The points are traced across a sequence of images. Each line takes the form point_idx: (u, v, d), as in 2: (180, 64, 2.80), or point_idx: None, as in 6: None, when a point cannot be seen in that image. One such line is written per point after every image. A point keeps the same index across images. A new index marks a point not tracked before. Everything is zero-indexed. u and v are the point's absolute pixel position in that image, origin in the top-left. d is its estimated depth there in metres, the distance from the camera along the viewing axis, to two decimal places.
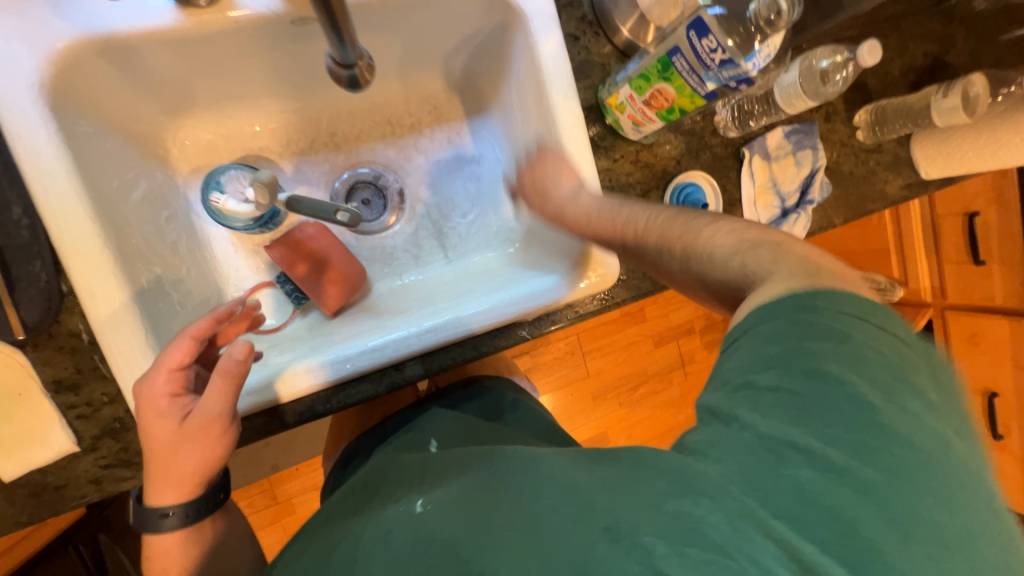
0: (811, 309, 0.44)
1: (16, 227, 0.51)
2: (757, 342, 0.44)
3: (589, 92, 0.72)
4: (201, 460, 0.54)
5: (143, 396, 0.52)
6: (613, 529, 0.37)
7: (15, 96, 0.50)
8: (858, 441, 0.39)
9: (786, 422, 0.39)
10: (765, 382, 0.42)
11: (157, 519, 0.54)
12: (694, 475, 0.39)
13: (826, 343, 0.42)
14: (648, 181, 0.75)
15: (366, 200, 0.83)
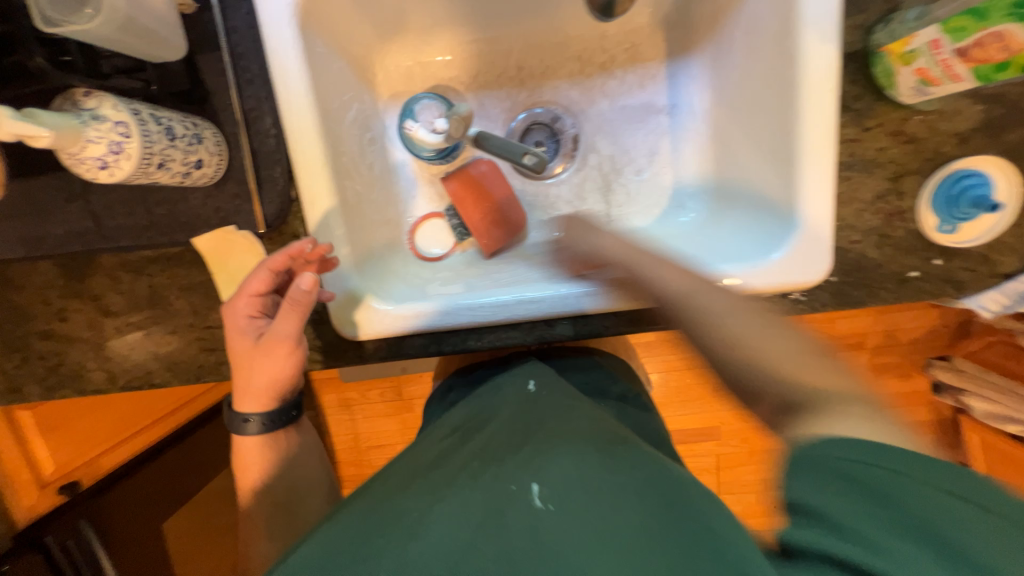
0: (911, 454, 0.36)
1: (266, 136, 0.59)
2: (851, 484, 0.35)
3: (857, 33, 0.54)
4: (275, 378, 0.60)
5: (228, 315, 0.58)
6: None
7: (277, 13, 0.55)
8: None
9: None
10: (842, 519, 0.35)
11: (242, 424, 0.62)
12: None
13: (940, 500, 0.35)
14: (908, 162, 0.57)
15: (539, 143, 0.79)
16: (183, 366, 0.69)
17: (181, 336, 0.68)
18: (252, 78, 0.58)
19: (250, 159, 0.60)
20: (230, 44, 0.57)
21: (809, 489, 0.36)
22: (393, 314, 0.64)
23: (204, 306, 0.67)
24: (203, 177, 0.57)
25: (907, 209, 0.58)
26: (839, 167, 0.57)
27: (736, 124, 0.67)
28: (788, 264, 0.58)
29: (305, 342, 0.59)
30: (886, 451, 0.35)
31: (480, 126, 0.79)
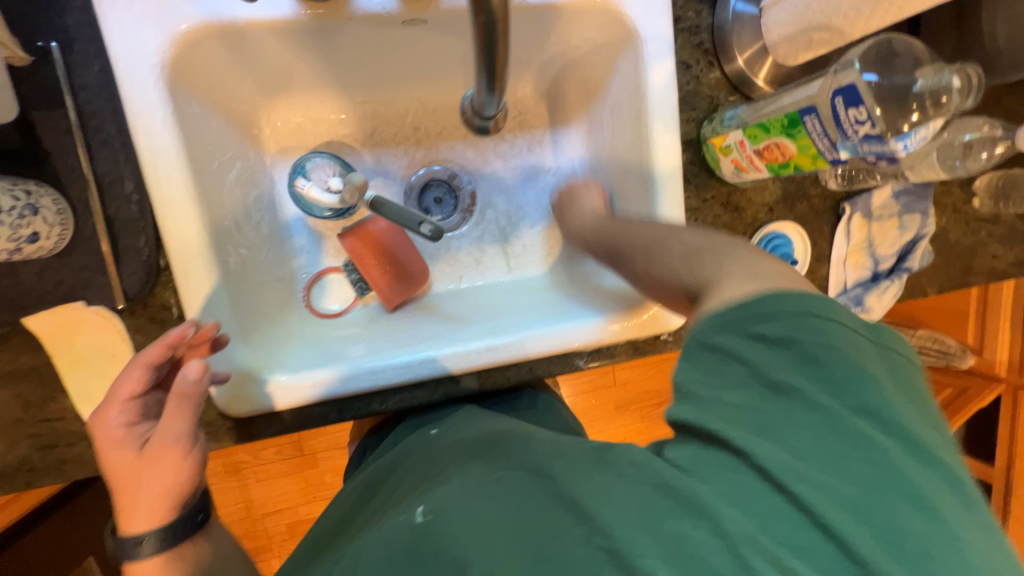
0: (800, 304, 0.37)
1: (125, 201, 0.53)
2: (739, 363, 0.37)
3: (691, 125, 0.68)
4: (168, 486, 0.51)
5: (98, 429, 0.50)
6: (615, 551, 0.33)
7: (139, 74, 0.51)
8: (840, 467, 0.33)
9: (820, 476, 0.32)
10: (733, 399, 0.36)
11: (133, 547, 0.51)
12: (691, 497, 0.33)
13: (827, 368, 0.35)
14: (736, 226, 0.71)
15: (437, 198, 0.82)
16: (7, 472, 0.56)
17: (5, 434, 0.56)
18: (105, 139, 0.52)
19: (104, 227, 0.53)
20: (78, 102, 0.51)
21: (697, 369, 0.38)
22: (287, 386, 0.61)
23: (39, 396, 0.56)
24: (38, 250, 0.49)
25: None
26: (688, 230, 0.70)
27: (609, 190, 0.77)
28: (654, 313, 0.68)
29: (201, 440, 0.53)
30: (764, 303, 0.38)
31: (377, 182, 0.80)
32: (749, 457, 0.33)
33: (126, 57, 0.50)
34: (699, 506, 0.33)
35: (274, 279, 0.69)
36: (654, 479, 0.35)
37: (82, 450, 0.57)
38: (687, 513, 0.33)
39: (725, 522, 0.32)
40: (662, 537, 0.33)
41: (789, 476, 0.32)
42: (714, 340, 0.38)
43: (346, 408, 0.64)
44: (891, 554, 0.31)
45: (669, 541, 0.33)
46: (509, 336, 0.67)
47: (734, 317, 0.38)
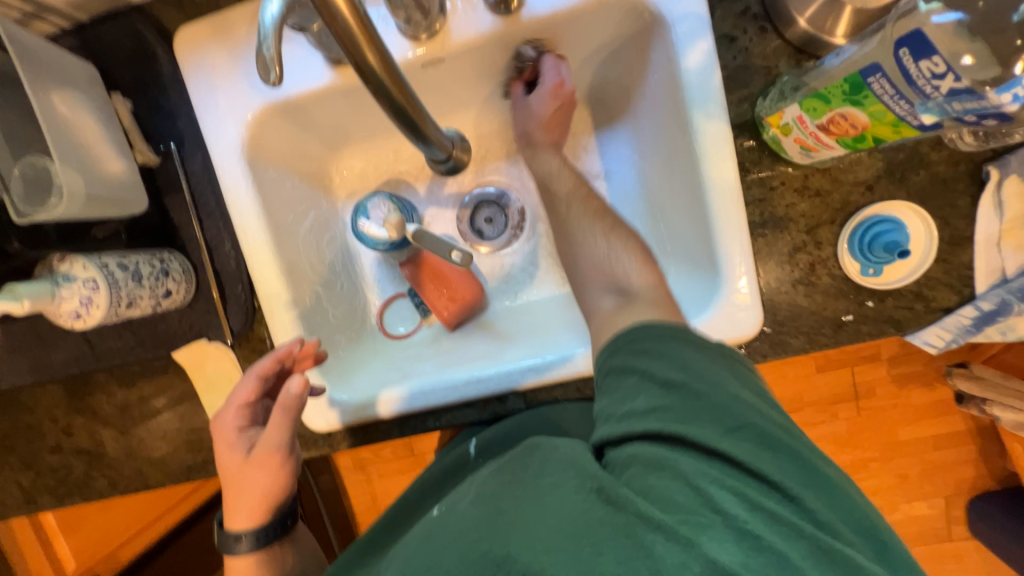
0: (675, 328, 0.49)
1: (227, 258, 0.67)
2: (634, 375, 0.46)
3: (744, 105, 0.58)
4: (267, 491, 0.60)
5: (218, 428, 0.60)
6: (605, 490, 0.39)
7: (227, 157, 0.64)
8: (726, 419, 0.42)
9: (728, 433, 0.41)
10: (640, 405, 0.44)
11: (233, 542, 0.61)
12: (651, 458, 0.41)
13: (697, 361, 0.46)
14: (820, 215, 0.59)
15: (488, 218, 0.83)
16: (174, 468, 0.74)
17: (170, 440, 0.74)
18: (210, 211, 0.66)
19: (215, 280, 0.67)
20: (191, 186, 0.65)
21: (611, 394, 0.47)
22: (355, 406, 0.69)
23: (189, 411, 0.73)
24: (173, 303, 0.64)
25: (829, 257, 0.59)
26: (752, 227, 0.60)
27: (658, 188, 0.69)
28: (716, 325, 0.59)
29: (293, 452, 0.61)
30: (649, 331, 0.49)
31: (433, 211, 0.84)
32: (678, 438, 0.42)
33: (216, 145, 0.63)
34: (661, 462, 0.41)
35: (348, 310, 0.78)
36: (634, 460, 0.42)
37: None
38: (655, 469, 0.40)
39: (682, 469, 0.40)
40: (645, 493, 0.39)
41: (706, 437, 0.41)
42: (611, 367, 0.49)
43: (407, 425, 0.70)
44: (787, 473, 0.40)
45: (650, 492, 0.39)
46: (551, 356, 0.66)
47: (621, 345, 0.49)
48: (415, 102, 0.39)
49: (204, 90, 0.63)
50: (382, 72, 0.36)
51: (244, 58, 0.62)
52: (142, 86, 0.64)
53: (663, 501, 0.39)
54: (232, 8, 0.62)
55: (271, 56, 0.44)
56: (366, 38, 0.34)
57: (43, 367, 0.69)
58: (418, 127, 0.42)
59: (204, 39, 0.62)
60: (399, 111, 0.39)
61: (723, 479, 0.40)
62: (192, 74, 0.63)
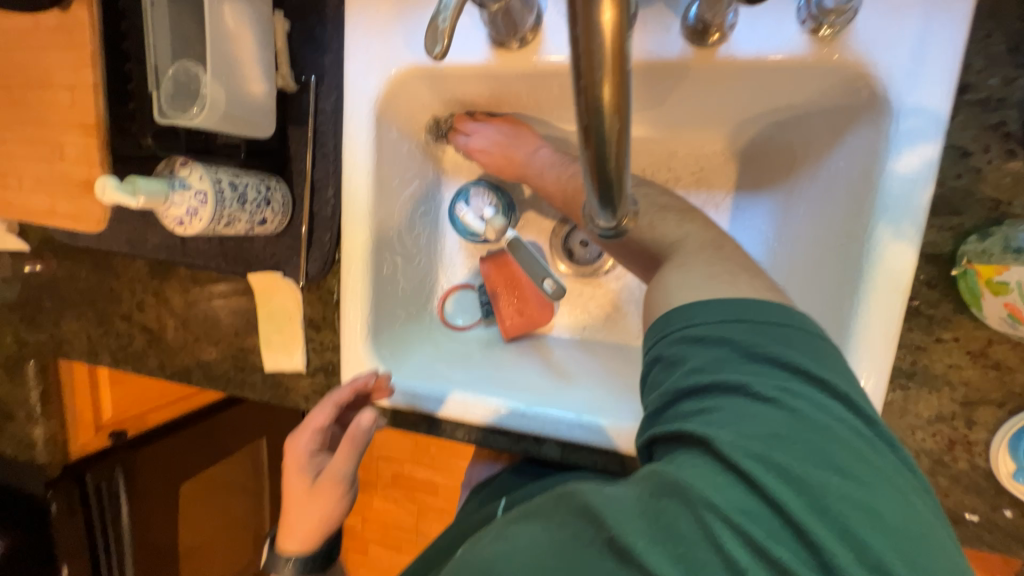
0: (739, 313, 0.39)
1: (325, 203, 0.66)
2: (682, 367, 0.39)
3: (945, 233, 0.48)
4: (325, 520, 0.61)
5: (290, 449, 0.62)
6: (617, 542, 0.31)
7: (359, 105, 0.62)
8: (773, 440, 0.33)
9: (775, 452, 0.32)
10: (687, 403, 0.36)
11: (279, 564, 0.62)
12: (669, 476, 0.33)
13: (749, 354, 0.37)
14: (988, 390, 0.48)
15: (584, 242, 0.76)
16: (215, 376, 0.77)
17: (220, 349, 0.77)
18: (326, 153, 0.65)
19: (307, 220, 0.67)
20: (316, 122, 0.64)
21: (659, 386, 0.39)
22: (398, 390, 0.66)
23: (244, 330, 0.75)
24: (264, 230, 0.64)
25: (976, 441, 0.49)
26: (896, 373, 0.50)
27: (787, 279, 0.60)
28: None
29: (356, 485, 0.62)
30: (704, 315, 0.40)
31: (530, 215, 0.79)
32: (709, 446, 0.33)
33: (353, 92, 0.62)
34: (680, 484, 0.32)
35: (416, 287, 0.76)
36: (650, 479, 0.34)
37: (256, 379, 0.75)
38: (665, 489, 0.32)
39: (694, 491, 0.31)
40: (656, 526, 0.31)
41: (736, 451, 0.32)
42: (659, 357, 0.41)
43: (436, 425, 0.68)
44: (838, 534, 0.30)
45: (656, 518, 0.31)
46: (607, 419, 0.60)
47: (670, 332, 0.41)
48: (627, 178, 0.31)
49: (360, 32, 0.60)
50: (615, 143, 0.28)
51: (410, 13, 0.59)
52: (304, 10, 0.63)
53: (665, 530, 0.31)
54: None
55: (445, 28, 0.40)
56: (617, 96, 0.27)
57: (138, 244, 0.73)
58: (612, 210, 0.32)
59: None
60: (608, 191, 0.30)
61: (739, 515, 0.30)
62: (353, 12, 0.61)
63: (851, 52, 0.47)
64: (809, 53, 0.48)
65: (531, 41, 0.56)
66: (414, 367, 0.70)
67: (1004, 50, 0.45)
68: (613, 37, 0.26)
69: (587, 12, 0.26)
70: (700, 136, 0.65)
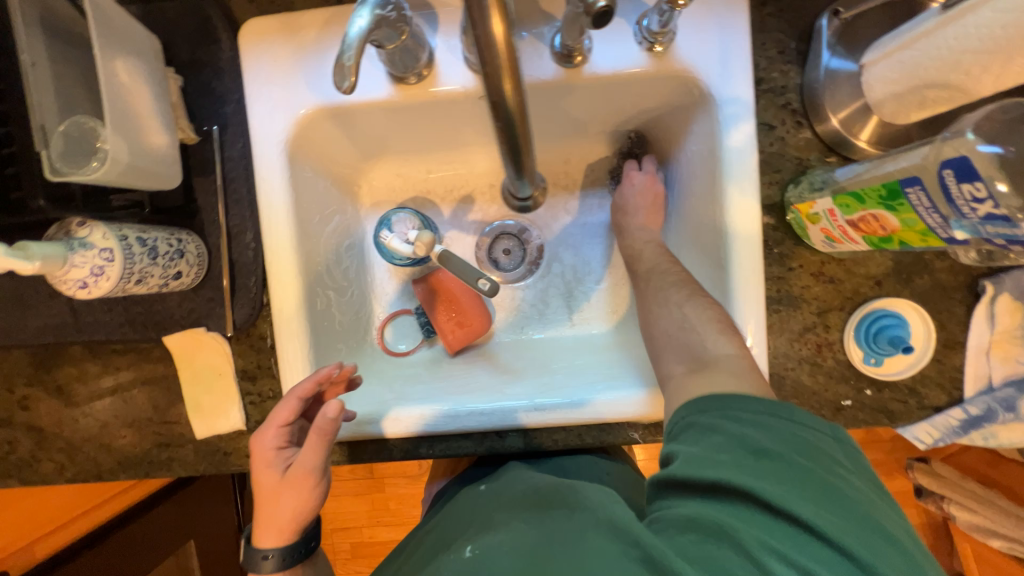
0: (781, 409, 0.45)
1: (245, 248, 0.65)
2: (716, 435, 0.44)
3: (772, 188, 0.62)
4: (297, 510, 0.59)
5: (256, 446, 0.60)
6: (653, 560, 0.36)
7: (269, 148, 0.63)
8: (792, 495, 0.38)
9: (806, 506, 0.37)
10: (717, 455, 0.41)
11: (258, 561, 0.60)
12: (709, 521, 0.37)
13: (787, 431, 0.43)
14: (831, 300, 0.62)
15: (506, 249, 0.82)
16: (135, 461, 0.69)
17: (138, 429, 0.69)
18: (239, 199, 0.65)
19: (227, 268, 0.65)
20: (224, 170, 0.64)
21: (686, 446, 0.44)
22: (347, 419, 0.67)
23: (165, 402, 0.68)
24: (180, 285, 0.62)
25: (835, 341, 0.62)
26: (768, 301, 0.63)
27: (679, 248, 0.72)
28: None
29: (327, 475, 0.60)
30: (739, 404, 0.46)
31: (454, 234, 0.83)
32: (751, 497, 0.38)
33: (261, 137, 0.63)
34: (727, 527, 0.37)
35: (354, 319, 0.76)
36: (682, 518, 0.39)
37: (187, 451, 0.68)
38: (705, 533, 0.37)
39: (745, 539, 0.36)
40: (693, 560, 0.36)
41: (785, 502, 0.38)
42: (694, 423, 0.46)
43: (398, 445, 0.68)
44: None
45: (699, 558, 0.36)
46: (559, 399, 0.65)
47: (706, 408, 0.47)
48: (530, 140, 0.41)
49: (260, 81, 0.63)
50: (516, 113, 0.37)
51: (308, 60, 0.63)
52: (197, 66, 0.64)
53: (711, 571, 0.35)
54: (305, 11, 0.63)
55: (352, 66, 0.45)
56: (513, 77, 0.35)
57: (17, 330, 0.64)
58: (520, 165, 0.43)
59: (271, 33, 0.63)
60: (517, 151, 0.41)
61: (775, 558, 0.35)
62: (250, 64, 0.63)
63: (679, 63, 0.61)
64: (650, 66, 0.61)
65: (427, 74, 0.63)
66: (365, 396, 0.69)
67: (776, 52, 0.62)
68: (502, 39, 0.33)
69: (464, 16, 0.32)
70: (585, 143, 0.77)
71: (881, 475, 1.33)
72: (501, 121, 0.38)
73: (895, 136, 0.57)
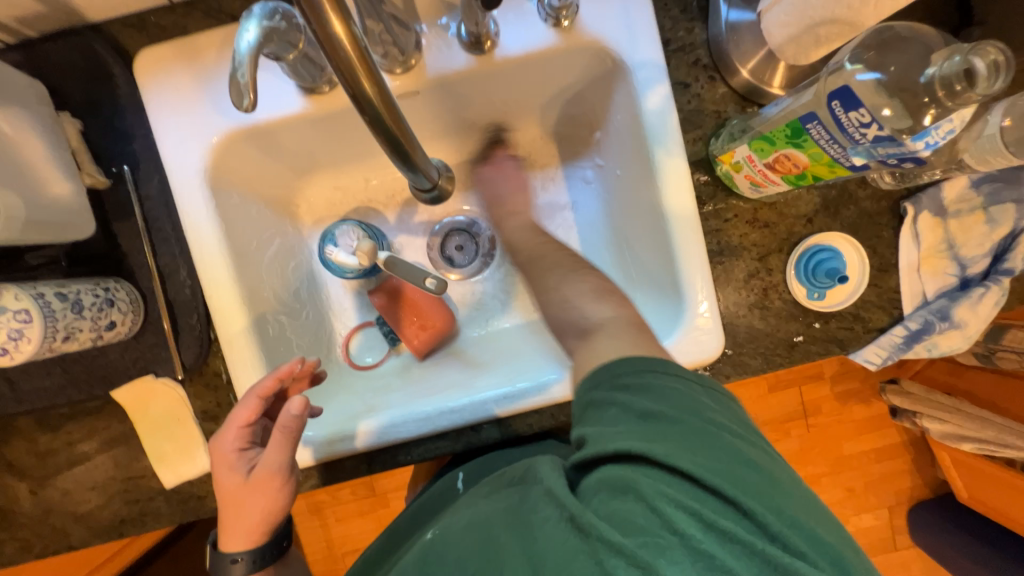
0: (645, 365, 0.46)
1: (181, 286, 0.63)
2: (612, 407, 0.44)
3: (697, 144, 0.64)
4: (265, 512, 0.59)
5: (216, 450, 0.58)
6: (574, 520, 0.38)
7: (186, 180, 0.61)
8: (686, 443, 0.40)
9: (692, 456, 0.39)
10: (614, 426, 0.42)
11: (228, 565, 0.59)
12: (619, 479, 0.39)
13: (676, 391, 0.44)
14: (769, 244, 0.64)
15: (458, 246, 0.82)
16: (105, 523, 0.66)
17: (103, 490, 0.66)
18: (165, 237, 0.63)
19: (165, 310, 0.63)
20: (144, 210, 0.62)
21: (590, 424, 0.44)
22: (317, 440, 0.65)
23: (126, 458, 0.66)
24: (117, 335, 0.60)
25: (779, 282, 0.64)
26: (710, 255, 0.64)
27: (622, 217, 0.73)
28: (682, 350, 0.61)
29: (296, 472, 0.60)
30: (623, 369, 0.47)
31: (403, 239, 0.82)
32: (648, 457, 0.40)
33: (177, 170, 0.61)
34: (629, 482, 0.39)
35: (312, 340, 0.74)
36: (598, 486, 0.40)
37: (158, 503, 0.66)
38: (618, 492, 0.39)
39: (646, 489, 0.38)
40: (605, 517, 0.38)
41: (675, 457, 0.39)
42: (592, 401, 0.47)
43: (375, 457, 0.67)
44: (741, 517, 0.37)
45: (612, 514, 0.38)
46: (527, 383, 0.66)
47: (602, 381, 0.47)
48: (414, 136, 0.41)
49: (165, 111, 0.61)
50: (385, 109, 0.37)
51: (211, 82, 0.61)
52: (96, 107, 0.61)
53: (623, 524, 0.37)
54: (199, 33, 0.61)
55: (246, 83, 0.43)
56: (367, 72, 0.35)
57: None
58: (412, 162, 0.43)
59: (168, 61, 0.61)
60: (399, 147, 0.40)
61: (687, 500, 0.37)
62: (152, 95, 0.61)
63: (587, 34, 0.61)
64: (558, 41, 0.61)
65: (338, 81, 0.62)
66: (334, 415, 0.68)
67: (679, 11, 0.63)
68: (345, 36, 0.33)
69: (327, 17, 0.32)
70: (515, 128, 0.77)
71: (859, 404, 1.39)
72: (372, 120, 0.38)
73: (801, 77, 0.59)
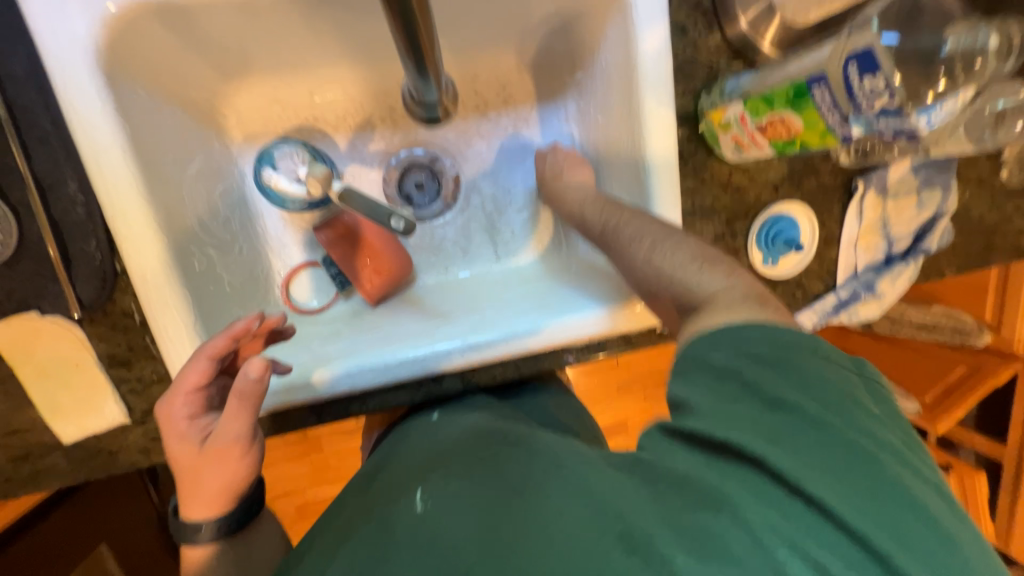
0: (778, 334, 0.39)
1: (70, 202, 0.51)
2: (739, 388, 0.37)
3: (686, 98, 0.61)
4: (231, 481, 0.52)
5: (164, 418, 0.51)
6: (636, 539, 0.32)
7: (69, 59, 0.47)
8: (827, 459, 0.33)
9: (825, 480, 0.32)
10: (729, 409, 0.36)
11: (194, 531, 0.53)
12: (705, 488, 0.33)
13: (824, 390, 0.36)
14: (737, 209, 0.66)
15: (417, 184, 0.74)
16: None
17: None
18: (45, 137, 0.49)
19: (49, 231, 0.50)
20: (11, 97, 0.48)
21: (702, 397, 0.38)
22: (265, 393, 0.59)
23: (5, 409, 0.54)
24: None
25: (741, 248, 0.67)
26: (684, 216, 0.65)
27: (598, 166, 0.70)
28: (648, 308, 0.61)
29: (259, 440, 0.53)
30: (753, 342, 0.39)
31: (354, 169, 0.72)
32: (760, 461, 0.33)
33: (55, 46, 0.46)
34: (720, 496, 0.33)
35: (246, 279, 0.64)
36: (666, 474, 0.35)
37: (55, 459, 0.56)
38: (708, 504, 0.32)
39: (745, 509, 0.32)
40: (681, 529, 0.32)
41: (799, 472, 0.33)
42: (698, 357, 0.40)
43: (324, 408, 0.62)
44: (901, 546, 0.31)
45: (691, 530, 0.32)
46: (493, 334, 0.62)
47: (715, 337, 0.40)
48: (434, 36, 0.39)
49: None
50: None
51: None
52: None
53: (712, 548, 0.31)
54: None
55: None
56: None
57: None
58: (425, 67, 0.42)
59: None
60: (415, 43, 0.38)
61: (798, 534, 0.31)
62: None
63: None
64: None
65: None
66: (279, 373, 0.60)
67: None
68: None
69: None
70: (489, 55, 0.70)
71: None
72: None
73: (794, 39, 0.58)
